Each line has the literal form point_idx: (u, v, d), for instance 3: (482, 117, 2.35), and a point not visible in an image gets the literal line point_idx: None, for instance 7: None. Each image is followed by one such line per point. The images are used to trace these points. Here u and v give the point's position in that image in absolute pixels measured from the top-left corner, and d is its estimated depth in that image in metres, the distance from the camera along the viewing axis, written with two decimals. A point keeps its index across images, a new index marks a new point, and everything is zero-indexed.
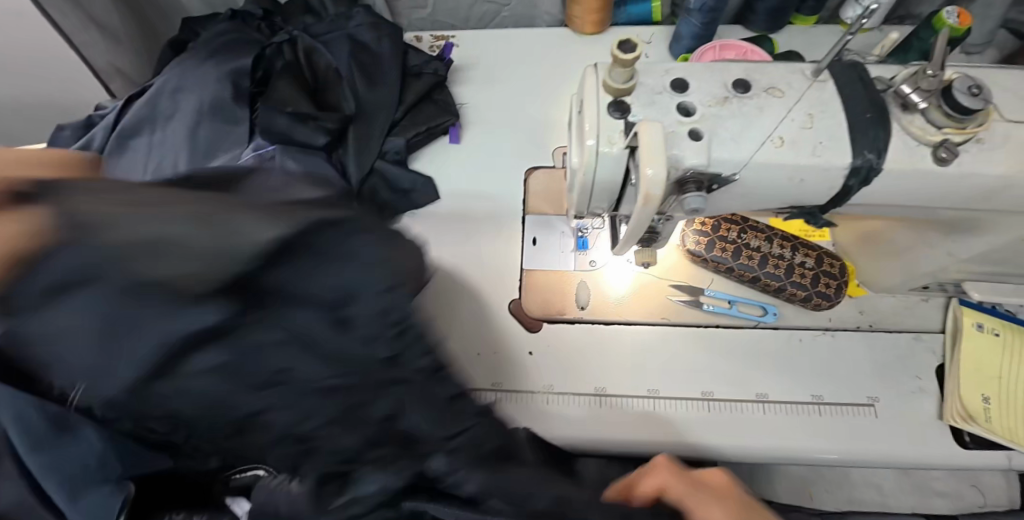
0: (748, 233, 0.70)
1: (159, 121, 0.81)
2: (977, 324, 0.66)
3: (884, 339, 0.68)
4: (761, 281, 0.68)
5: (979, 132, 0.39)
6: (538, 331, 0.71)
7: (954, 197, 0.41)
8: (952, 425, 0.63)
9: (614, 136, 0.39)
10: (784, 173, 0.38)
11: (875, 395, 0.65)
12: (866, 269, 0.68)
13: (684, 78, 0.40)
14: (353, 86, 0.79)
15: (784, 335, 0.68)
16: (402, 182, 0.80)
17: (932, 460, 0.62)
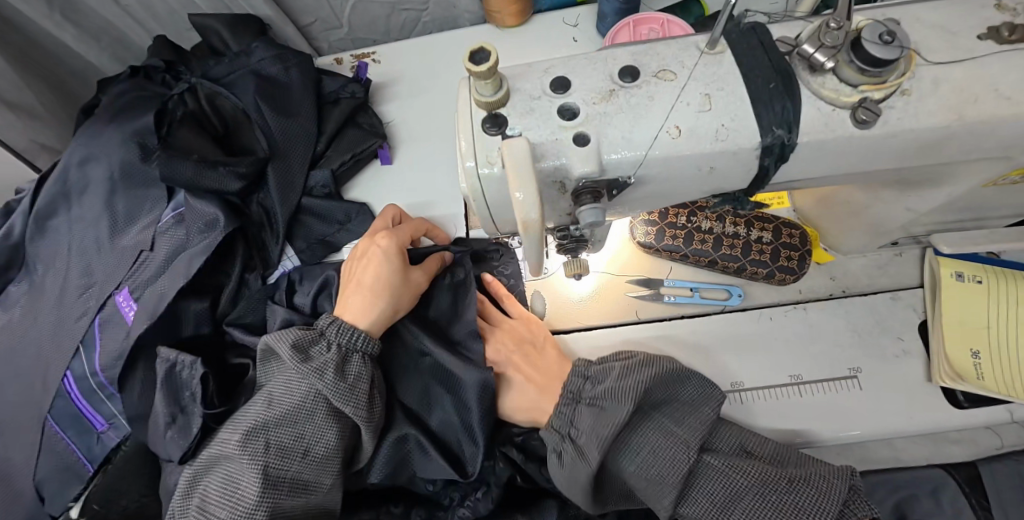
0: (698, 215, 0.65)
1: (73, 196, 0.77)
2: (958, 273, 0.60)
3: (860, 303, 0.63)
4: (718, 264, 0.64)
5: (902, 83, 0.33)
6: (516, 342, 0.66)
7: (891, 157, 0.36)
8: (942, 385, 0.59)
9: (492, 155, 0.34)
10: (688, 164, 0.34)
11: (857, 366, 0.60)
12: (830, 233, 0.63)
13: (564, 76, 0.36)
14: (264, 126, 0.75)
15: (753, 315, 0.63)
16: (336, 215, 0.78)
17: (927, 426, 0.58)
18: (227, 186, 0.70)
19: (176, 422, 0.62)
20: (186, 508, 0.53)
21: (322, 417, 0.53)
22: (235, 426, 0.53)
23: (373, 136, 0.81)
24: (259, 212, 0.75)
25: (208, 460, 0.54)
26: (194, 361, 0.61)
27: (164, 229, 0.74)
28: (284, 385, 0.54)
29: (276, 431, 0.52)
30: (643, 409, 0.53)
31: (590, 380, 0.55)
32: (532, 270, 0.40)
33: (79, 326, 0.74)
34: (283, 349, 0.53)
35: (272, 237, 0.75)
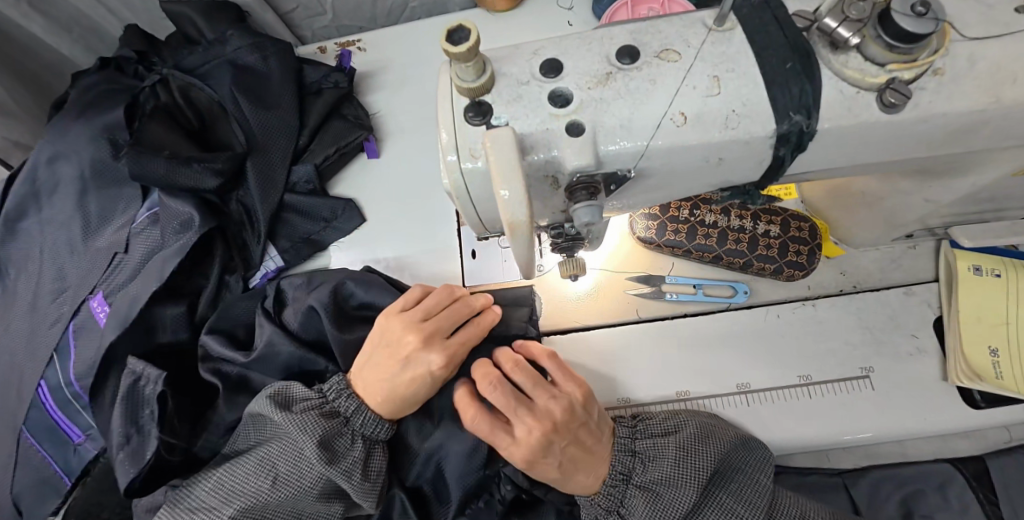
0: (701, 208, 0.62)
1: (43, 196, 0.73)
2: (975, 266, 0.57)
3: (871, 299, 0.60)
4: (722, 260, 0.60)
5: (934, 60, 0.30)
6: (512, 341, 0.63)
7: (914, 146, 0.33)
8: (958, 385, 0.56)
9: (476, 147, 0.31)
10: (695, 155, 0.31)
11: (868, 365, 0.57)
12: (841, 226, 0.60)
13: (556, 58, 0.32)
14: (242, 119, 0.71)
15: (759, 312, 0.60)
16: (321, 212, 0.74)
17: (942, 427, 0.55)
18: (203, 183, 0.67)
19: (129, 444, 0.60)
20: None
21: (320, 499, 0.56)
22: (230, 498, 0.54)
23: (358, 127, 0.77)
24: (239, 210, 0.72)
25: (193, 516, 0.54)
26: (160, 376, 0.60)
27: (139, 230, 0.71)
28: (287, 466, 0.54)
29: (274, 508, 0.55)
30: (659, 463, 0.51)
31: (639, 458, 0.53)
32: (523, 272, 0.37)
33: (52, 333, 0.71)
34: (307, 444, 0.52)
35: (253, 236, 0.72)
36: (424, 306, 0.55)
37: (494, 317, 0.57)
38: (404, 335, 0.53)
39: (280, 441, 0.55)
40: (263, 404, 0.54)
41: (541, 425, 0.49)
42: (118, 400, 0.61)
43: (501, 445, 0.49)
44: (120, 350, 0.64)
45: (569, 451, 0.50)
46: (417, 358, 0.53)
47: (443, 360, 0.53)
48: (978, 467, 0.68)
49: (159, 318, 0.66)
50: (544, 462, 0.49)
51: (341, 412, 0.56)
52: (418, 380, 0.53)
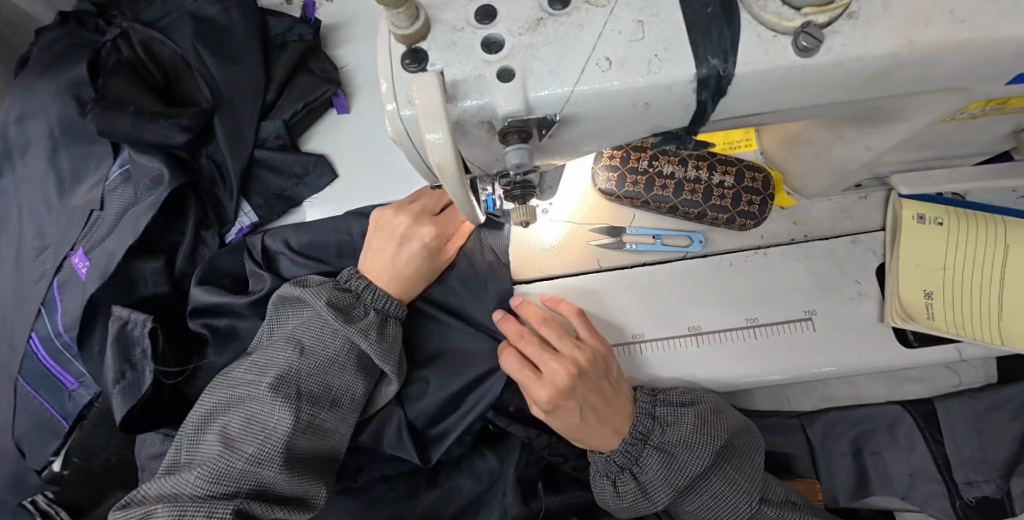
0: (660, 159, 0.63)
1: (15, 155, 0.74)
2: (919, 215, 0.59)
3: (821, 248, 0.62)
4: (679, 210, 0.62)
5: (849, 5, 0.31)
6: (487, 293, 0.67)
7: (835, 91, 0.35)
8: (893, 326, 0.59)
9: (412, 95, 0.32)
10: (620, 100, 0.32)
11: (812, 308, 0.60)
12: (794, 175, 0.62)
13: (490, 4, 0.33)
14: (206, 73, 0.70)
15: (713, 260, 0.63)
16: (292, 168, 0.75)
17: (875, 365, 0.59)
18: (170, 138, 0.67)
19: (125, 379, 0.65)
20: (203, 436, 0.56)
21: (352, 371, 0.58)
22: (263, 371, 0.56)
23: (324, 82, 0.76)
24: (209, 166, 0.72)
25: (229, 394, 0.57)
26: (147, 319, 0.65)
27: (112, 187, 0.72)
28: (314, 337, 0.58)
29: (307, 381, 0.56)
30: (677, 428, 0.57)
31: (657, 423, 0.58)
32: (467, 214, 0.39)
33: (37, 288, 0.73)
34: (322, 305, 0.57)
35: (226, 192, 0.73)
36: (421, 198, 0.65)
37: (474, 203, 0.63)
38: (403, 217, 0.62)
39: (303, 319, 0.59)
40: (285, 290, 0.60)
41: (565, 369, 0.57)
42: (108, 342, 0.64)
43: (533, 389, 0.58)
44: (101, 302, 0.67)
45: (590, 400, 0.58)
46: (410, 232, 0.62)
47: (433, 232, 0.62)
48: (926, 409, 0.76)
49: (138, 271, 0.68)
50: (567, 403, 0.58)
51: (352, 289, 0.61)
52: (413, 255, 0.62)
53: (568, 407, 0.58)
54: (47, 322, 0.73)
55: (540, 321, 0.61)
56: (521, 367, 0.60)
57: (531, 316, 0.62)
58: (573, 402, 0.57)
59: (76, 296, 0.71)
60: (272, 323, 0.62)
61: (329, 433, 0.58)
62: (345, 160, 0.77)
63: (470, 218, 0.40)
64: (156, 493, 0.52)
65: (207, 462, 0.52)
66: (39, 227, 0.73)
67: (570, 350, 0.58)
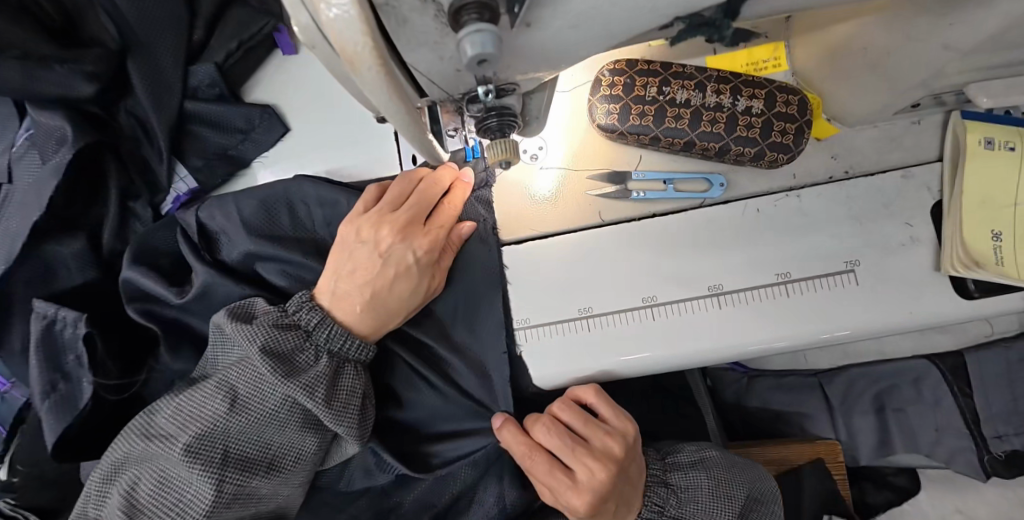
0: (673, 84, 0.51)
1: None
2: (987, 140, 0.49)
3: (865, 185, 0.52)
4: (696, 146, 0.51)
5: None
6: (468, 262, 0.57)
7: None
8: (951, 275, 0.50)
9: None
10: None
11: (854, 258, 0.50)
12: (834, 96, 0.51)
13: None
14: (111, 7, 0.58)
15: (735, 207, 0.52)
16: (234, 121, 0.63)
17: (929, 322, 0.50)
18: (75, 89, 0.55)
19: (57, 391, 0.56)
20: (116, 489, 0.50)
21: (293, 431, 0.50)
22: (186, 424, 0.48)
23: (261, 14, 0.63)
24: (130, 122, 0.61)
25: (145, 446, 0.49)
26: (77, 317, 0.54)
27: (20, 155, 0.61)
28: (249, 389, 0.49)
29: (236, 441, 0.48)
30: (693, 494, 0.56)
31: (674, 493, 0.57)
32: (401, 126, 0.27)
33: None
34: (258, 354, 0.47)
35: (153, 153, 0.61)
36: (390, 196, 0.53)
37: (466, 193, 0.54)
38: (388, 227, 0.51)
39: (236, 363, 0.49)
40: (225, 316, 0.50)
41: (602, 465, 0.52)
42: (32, 343, 0.54)
43: (566, 492, 0.52)
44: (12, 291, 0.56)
45: (620, 495, 0.54)
46: (395, 249, 0.52)
47: (427, 244, 0.53)
48: (956, 362, 0.72)
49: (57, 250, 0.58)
50: (604, 506, 0.52)
51: (302, 326, 0.51)
52: (403, 274, 0.52)
53: (603, 498, 0.52)
54: None
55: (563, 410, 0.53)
56: (551, 468, 0.53)
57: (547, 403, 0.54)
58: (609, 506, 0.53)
59: None
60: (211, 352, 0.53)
61: (265, 498, 0.51)
62: (295, 110, 0.65)
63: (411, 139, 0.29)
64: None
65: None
66: None
67: (608, 453, 0.53)
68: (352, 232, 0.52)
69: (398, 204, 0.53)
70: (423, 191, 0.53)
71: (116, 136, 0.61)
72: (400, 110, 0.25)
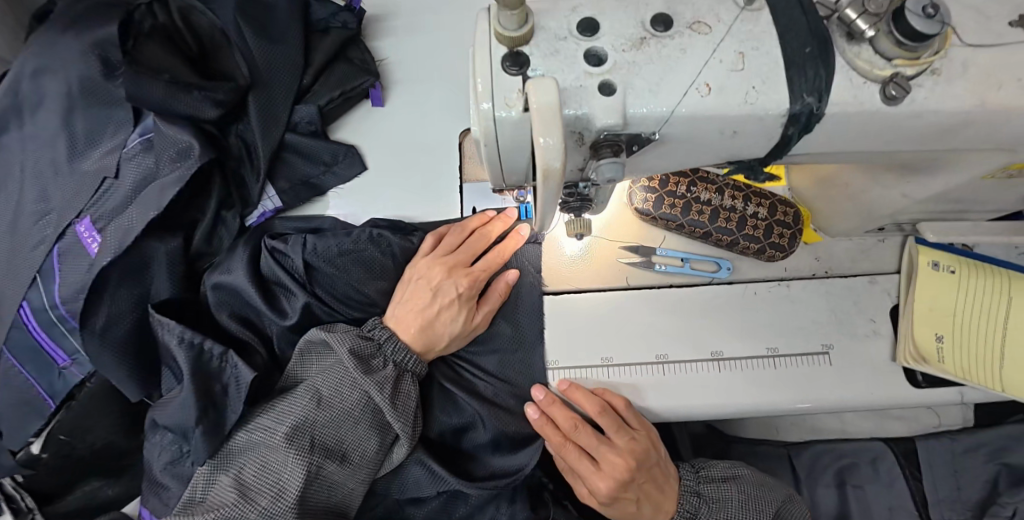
0: (698, 185, 0.65)
1: (26, 112, 0.69)
2: (933, 262, 0.62)
3: (840, 284, 0.65)
4: (712, 236, 0.63)
5: (934, 62, 0.33)
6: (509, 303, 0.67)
7: (904, 140, 0.37)
8: (904, 365, 0.61)
9: (511, 97, 0.32)
10: (712, 126, 0.33)
11: (830, 342, 0.62)
12: (821, 213, 0.64)
13: (594, 18, 0.33)
14: (245, 50, 0.69)
15: (738, 289, 0.64)
16: (321, 155, 0.74)
17: (886, 402, 0.61)
18: (202, 112, 0.66)
19: (206, 418, 0.57)
20: (214, 483, 0.55)
21: (365, 425, 0.59)
22: (281, 417, 0.57)
23: (362, 72, 0.76)
24: (238, 144, 0.71)
25: (245, 439, 0.57)
26: (228, 352, 0.60)
27: (130, 155, 0.66)
28: (333, 387, 0.59)
29: (321, 432, 0.57)
30: (724, 504, 0.65)
31: (704, 501, 0.66)
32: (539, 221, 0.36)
33: (36, 255, 0.67)
34: (345, 354, 0.59)
35: (252, 173, 0.72)
36: (445, 244, 0.66)
37: (519, 243, 0.65)
38: (441, 266, 0.63)
39: (324, 367, 0.60)
40: (313, 334, 0.61)
41: (624, 463, 0.62)
42: (183, 368, 0.58)
43: (591, 479, 0.64)
44: (109, 275, 0.63)
45: (644, 489, 0.65)
46: (444, 285, 0.62)
47: (468, 281, 0.63)
48: (907, 446, 0.81)
49: (158, 244, 0.66)
50: (625, 496, 0.64)
51: (376, 338, 0.63)
52: (448, 305, 0.62)
53: (624, 487, 0.63)
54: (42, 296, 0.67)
55: (598, 414, 0.60)
56: (579, 458, 0.64)
57: (589, 408, 0.60)
58: (631, 495, 0.64)
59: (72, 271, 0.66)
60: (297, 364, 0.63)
61: (336, 490, 0.58)
62: (374, 153, 0.77)
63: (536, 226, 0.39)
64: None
65: (220, 508, 0.52)
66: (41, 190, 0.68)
67: (629, 455, 0.62)
68: (414, 270, 0.65)
69: (451, 250, 0.65)
70: (472, 240, 0.65)
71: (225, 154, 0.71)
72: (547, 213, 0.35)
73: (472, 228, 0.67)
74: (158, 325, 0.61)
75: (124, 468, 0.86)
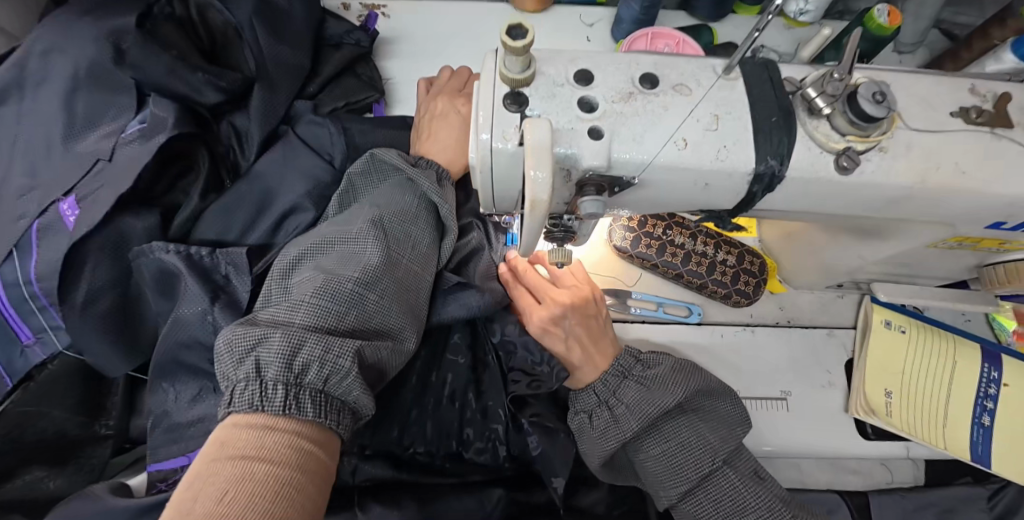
0: (673, 229, 0.69)
1: (28, 87, 0.70)
2: (886, 321, 0.67)
3: (801, 335, 0.69)
4: (683, 278, 0.67)
5: (882, 140, 0.37)
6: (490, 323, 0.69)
7: (856, 205, 0.40)
8: (855, 418, 0.65)
9: (509, 131, 0.35)
10: (686, 177, 0.36)
11: (788, 389, 0.66)
12: (786, 266, 0.69)
13: (589, 70, 0.37)
14: (254, 44, 0.72)
15: (706, 332, 0.68)
16: None
17: (836, 450, 0.64)
18: (200, 94, 0.68)
19: (220, 300, 0.57)
20: (289, 288, 0.47)
21: (426, 223, 0.55)
22: (351, 222, 0.52)
23: (369, 89, 0.79)
24: (229, 132, 0.72)
25: (316, 245, 0.50)
26: (218, 247, 0.59)
27: (127, 140, 0.68)
28: (387, 192, 0.55)
29: (391, 225, 0.52)
30: (657, 371, 0.55)
31: (641, 362, 0.57)
32: (524, 248, 0.40)
33: (15, 228, 0.67)
34: (395, 160, 0.57)
35: (242, 153, 0.72)
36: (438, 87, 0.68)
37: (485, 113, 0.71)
38: (436, 103, 0.65)
39: (377, 183, 0.57)
40: (360, 162, 0.57)
41: (561, 295, 0.60)
42: (181, 270, 0.57)
43: (529, 312, 0.61)
44: (80, 254, 0.62)
45: (578, 330, 0.59)
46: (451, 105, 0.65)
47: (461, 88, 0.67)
48: (861, 502, 0.82)
49: (133, 220, 0.64)
50: (556, 329, 0.59)
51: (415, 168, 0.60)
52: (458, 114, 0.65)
53: (559, 320, 0.59)
54: (13, 271, 0.66)
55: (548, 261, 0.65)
56: (523, 296, 0.63)
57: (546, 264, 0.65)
58: (563, 324, 0.59)
59: (48, 249, 0.65)
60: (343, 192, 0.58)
61: (414, 293, 0.52)
62: None
63: (524, 251, 0.42)
64: (268, 320, 0.42)
65: (314, 292, 0.43)
66: (30, 168, 0.68)
67: (571, 289, 0.61)
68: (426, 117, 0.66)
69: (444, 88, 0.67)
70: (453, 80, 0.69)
71: (209, 136, 0.71)
72: (533, 243, 0.39)
73: (457, 76, 0.69)
74: (142, 251, 0.59)
75: (73, 457, 0.72)
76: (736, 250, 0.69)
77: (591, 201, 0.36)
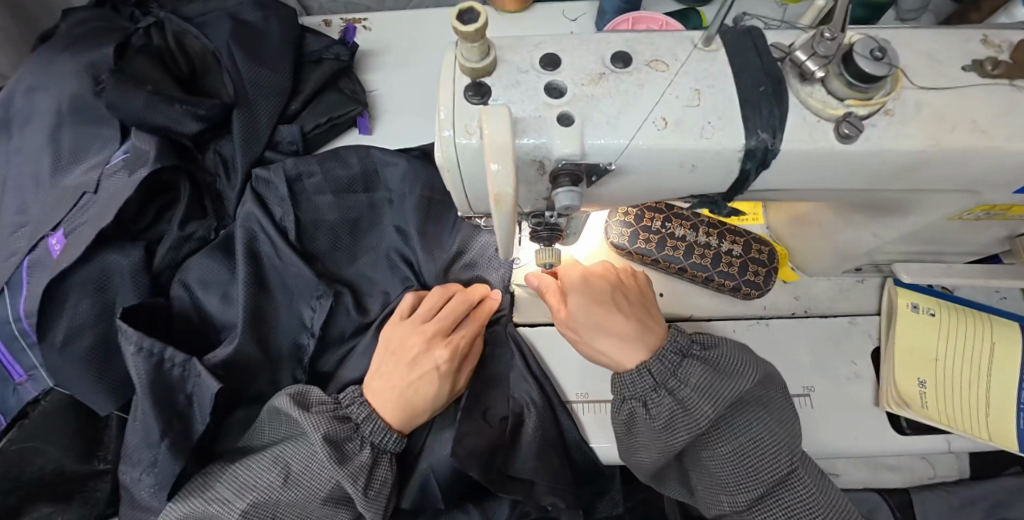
0: (673, 221, 0.65)
1: (14, 125, 0.70)
2: (913, 304, 0.62)
3: (820, 325, 0.64)
4: (687, 272, 0.63)
5: (886, 102, 0.34)
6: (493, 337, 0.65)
7: (861, 177, 0.37)
8: (887, 411, 0.60)
9: (472, 125, 0.33)
10: (670, 159, 0.33)
11: (810, 385, 0.61)
12: (798, 253, 0.64)
13: (556, 53, 0.35)
14: (234, 71, 0.71)
15: (718, 327, 0.63)
16: None
17: (868, 448, 0.59)
18: (179, 123, 0.67)
19: (172, 430, 0.57)
20: (224, 499, 0.54)
21: (333, 509, 0.54)
22: (243, 492, 0.54)
23: (350, 102, 0.77)
24: (215, 160, 0.72)
25: (205, 509, 0.54)
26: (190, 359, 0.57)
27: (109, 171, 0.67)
28: (303, 468, 0.54)
29: (285, 511, 0.54)
30: (720, 355, 0.49)
31: (697, 343, 0.51)
32: (502, 249, 0.36)
33: (6, 266, 0.66)
34: (315, 439, 0.53)
35: (227, 186, 0.71)
36: (426, 306, 0.61)
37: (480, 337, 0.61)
38: (407, 341, 0.59)
39: (294, 442, 0.55)
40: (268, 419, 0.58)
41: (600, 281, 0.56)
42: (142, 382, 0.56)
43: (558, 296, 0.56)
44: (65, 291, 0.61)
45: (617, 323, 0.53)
46: (424, 358, 0.58)
47: (448, 354, 0.59)
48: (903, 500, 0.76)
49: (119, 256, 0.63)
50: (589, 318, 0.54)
51: (352, 417, 0.57)
52: (427, 377, 0.58)
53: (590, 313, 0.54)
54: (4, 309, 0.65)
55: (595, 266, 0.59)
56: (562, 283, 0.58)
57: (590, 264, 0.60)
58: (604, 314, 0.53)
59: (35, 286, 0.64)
60: (273, 422, 0.58)
61: None
62: None
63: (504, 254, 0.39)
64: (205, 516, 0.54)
65: None
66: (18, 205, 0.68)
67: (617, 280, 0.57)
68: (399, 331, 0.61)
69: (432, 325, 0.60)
70: (451, 313, 0.61)
71: (195, 166, 0.70)
72: (509, 242, 0.35)
73: (452, 311, 0.61)
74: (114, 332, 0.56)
75: (75, 490, 0.68)
76: (741, 239, 0.65)
77: (567, 189, 0.33)
